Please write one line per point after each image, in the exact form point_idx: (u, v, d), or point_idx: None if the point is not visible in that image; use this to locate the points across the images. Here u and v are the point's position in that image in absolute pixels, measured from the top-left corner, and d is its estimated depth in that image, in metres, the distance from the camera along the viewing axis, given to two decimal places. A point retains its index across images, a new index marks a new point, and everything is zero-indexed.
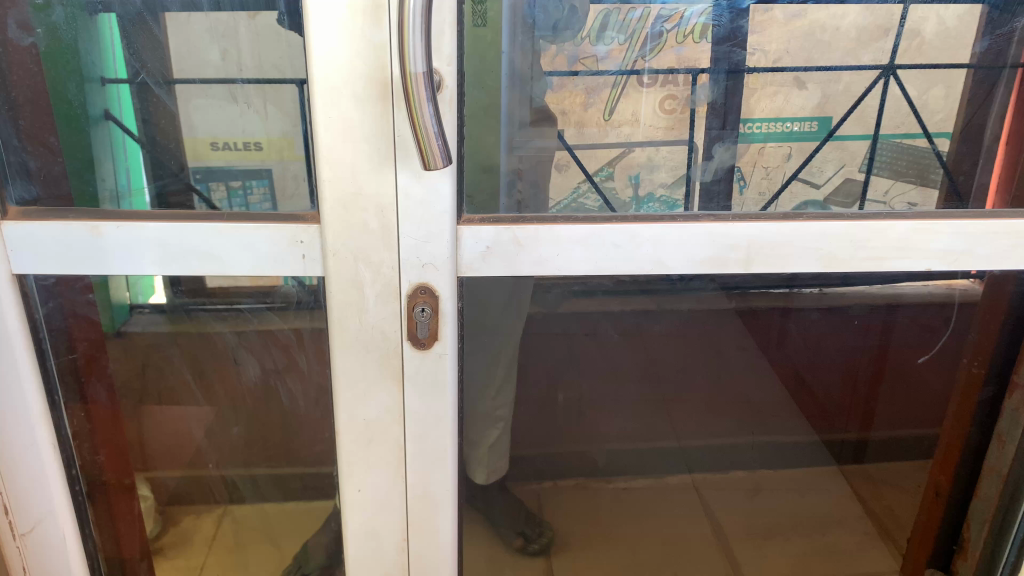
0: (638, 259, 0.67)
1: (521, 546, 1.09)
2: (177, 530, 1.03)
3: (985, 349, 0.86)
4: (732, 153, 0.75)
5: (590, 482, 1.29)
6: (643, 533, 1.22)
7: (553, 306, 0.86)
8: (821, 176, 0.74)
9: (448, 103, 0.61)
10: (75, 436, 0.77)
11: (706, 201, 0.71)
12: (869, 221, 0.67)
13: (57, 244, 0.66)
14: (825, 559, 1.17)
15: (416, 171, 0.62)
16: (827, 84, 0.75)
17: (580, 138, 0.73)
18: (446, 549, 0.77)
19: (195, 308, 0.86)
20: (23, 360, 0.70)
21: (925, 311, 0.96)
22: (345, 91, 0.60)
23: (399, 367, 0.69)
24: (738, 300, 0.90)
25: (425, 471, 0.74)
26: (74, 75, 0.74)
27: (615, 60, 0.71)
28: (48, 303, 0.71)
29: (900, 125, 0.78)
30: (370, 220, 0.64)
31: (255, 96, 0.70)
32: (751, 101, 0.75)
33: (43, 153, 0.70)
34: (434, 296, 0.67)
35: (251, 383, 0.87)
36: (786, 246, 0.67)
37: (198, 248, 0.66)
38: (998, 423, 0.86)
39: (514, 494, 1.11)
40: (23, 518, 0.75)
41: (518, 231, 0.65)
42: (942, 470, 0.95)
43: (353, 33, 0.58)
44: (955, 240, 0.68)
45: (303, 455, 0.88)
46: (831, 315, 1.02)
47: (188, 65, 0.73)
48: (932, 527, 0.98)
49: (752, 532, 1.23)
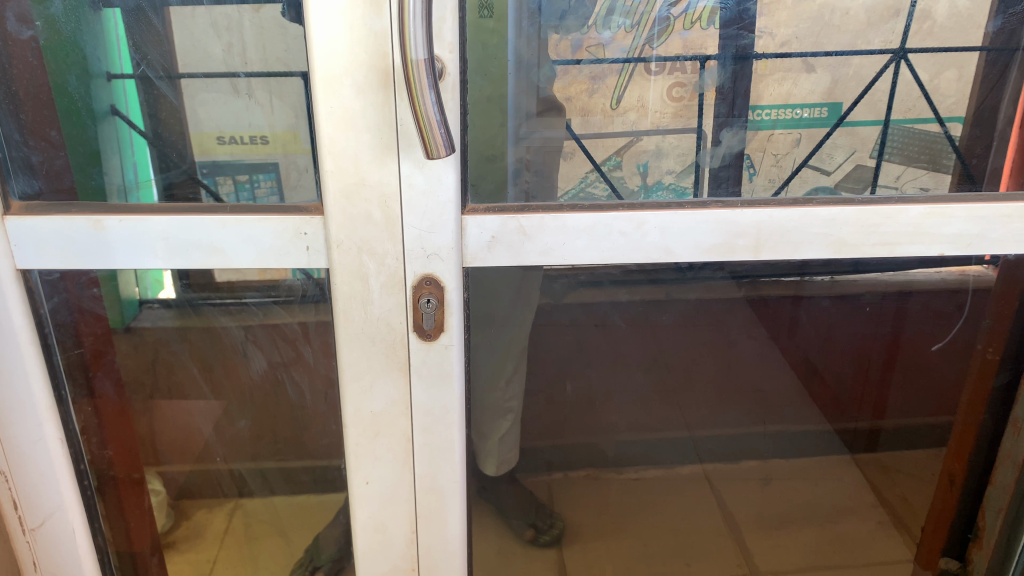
0: (645, 248, 0.66)
1: (532, 537, 1.11)
2: (190, 524, 1.04)
3: (1000, 335, 0.86)
4: (740, 138, 0.73)
5: (602, 472, 1.25)
6: (655, 524, 1.23)
7: (559, 297, 0.84)
8: (830, 162, 0.73)
9: (450, 91, 0.61)
10: (83, 431, 0.78)
11: (715, 187, 0.70)
12: (880, 206, 0.66)
13: (61, 239, 0.66)
14: (838, 549, 1.18)
15: (418, 161, 0.61)
16: (835, 67, 0.73)
17: (586, 126, 0.71)
18: (455, 542, 0.77)
19: (200, 303, 0.83)
20: (29, 356, 0.70)
21: (937, 298, 0.90)
22: (346, 81, 0.60)
23: (405, 358, 0.69)
24: (749, 288, 0.89)
25: (433, 463, 0.74)
26: (75, 69, 0.73)
27: (620, 45, 0.69)
28: (53, 298, 0.71)
29: (912, 108, 0.75)
30: (374, 211, 0.63)
31: (259, 88, 0.69)
32: (760, 87, 0.72)
33: (44, 147, 0.70)
34: (439, 287, 0.66)
35: (257, 377, 0.87)
36: (795, 231, 0.67)
37: (201, 241, 0.65)
38: (1014, 410, 0.84)
39: (525, 485, 1.10)
40: (33, 513, 0.76)
41: (523, 220, 0.65)
42: (956, 458, 0.94)
43: (353, 23, 0.58)
44: (968, 224, 0.67)
45: (311, 448, 0.89)
46: (843, 303, 0.99)
47: (192, 59, 0.71)
48: (948, 516, 0.97)
49: (764, 521, 1.24)
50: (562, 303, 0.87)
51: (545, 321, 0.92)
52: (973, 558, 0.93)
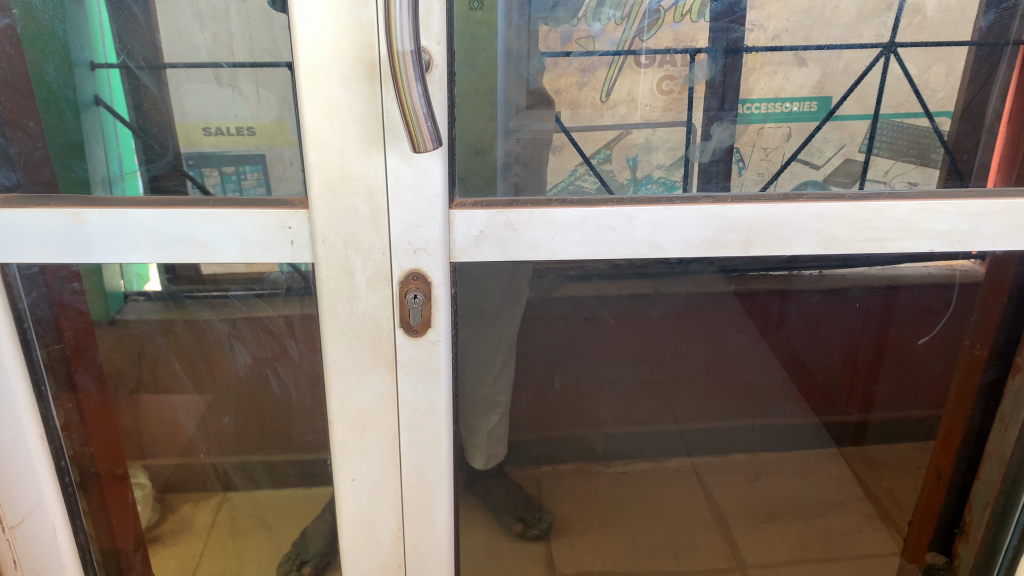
0: (636, 243, 0.66)
1: (521, 530, 1.11)
2: (175, 518, 1.03)
3: (989, 329, 0.86)
4: (730, 132, 0.72)
5: (590, 466, 1.28)
6: (643, 516, 1.24)
7: (547, 291, 0.82)
8: (820, 157, 0.72)
9: (437, 83, 0.60)
10: (64, 427, 0.77)
11: (705, 181, 0.69)
12: (872, 201, 0.66)
13: (41, 233, 0.64)
14: (826, 541, 1.18)
15: (405, 154, 0.60)
16: (826, 61, 0.72)
17: (575, 119, 0.70)
18: (444, 537, 0.77)
19: (184, 297, 0.81)
20: (10, 352, 0.69)
21: (927, 293, 0.90)
22: (331, 72, 0.59)
23: (392, 353, 0.68)
24: (738, 282, 0.89)
25: (422, 458, 0.73)
26: (55, 58, 0.72)
27: (610, 38, 0.68)
28: (32, 292, 0.70)
29: (902, 104, 0.75)
30: (360, 205, 0.62)
31: (245, 79, 0.68)
32: (750, 80, 0.72)
33: (23, 138, 0.71)
34: (426, 282, 0.65)
35: (242, 372, 0.86)
36: (786, 226, 0.66)
37: (184, 235, 0.64)
38: (1001, 406, 0.86)
39: (512, 478, 1.12)
40: (12, 511, 0.75)
41: (511, 214, 0.64)
42: (944, 454, 0.96)
43: (339, 12, 0.57)
44: (959, 219, 0.67)
45: (298, 443, 0.88)
46: (831, 298, 0.99)
47: (177, 50, 0.70)
48: (932, 510, 0.99)
49: (752, 514, 1.25)
50: (552, 297, 0.85)
51: (534, 316, 0.90)
52: (961, 553, 0.93)
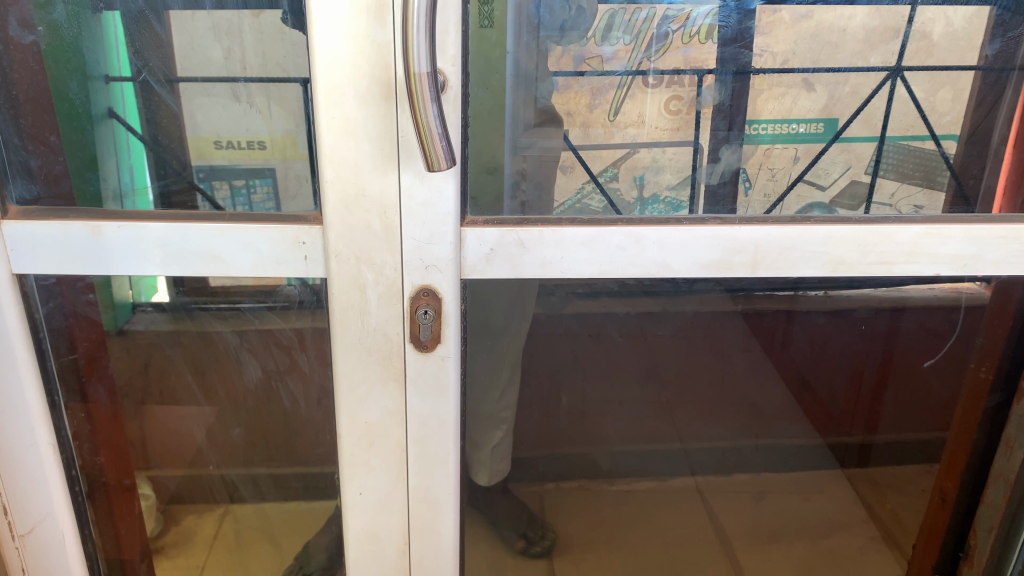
0: (643, 262, 0.67)
1: (521, 547, 1.09)
2: (180, 529, 1.02)
3: (993, 353, 0.86)
4: (738, 155, 0.73)
5: (592, 483, 1.25)
6: (645, 538, 1.20)
7: (558, 308, 0.84)
8: (827, 178, 0.73)
9: (452, 103, 0.61)
10: (75, 437, 0.77)
11: (712, 204, 0.70)
12: (878, 225, 0.67)
13: (58, 244, 0.65)
14: (829, 564, 1.16)
15: (418, 172, 0.62)
16: (833, 86, 0.74)
17: (585, 138, 0.72)
18: (448, 552, 0.77)
19: (195, 308, 0.82)
20: (23, 361, 0.70)
21: (933, 315, 0.94)
22: (348, 90, 0.60)
23: (401, 368, 0.69)
24: (743, 302, 0.89)
25: (428, 473, 0.73)
26: (77, 75, 0.72)
27: (620, 61, 0.70)
28: (48, 302, 0.71)
29: (911, 127, 0.75)
30: (373, 221, 0.63)
31: (258, 94, 0.69)
32: (757, 103, 0.73)
33: (45, 152, 0.70)
34: (436, 298, 0.66)
35: (252, 384, 0.87)
36: (793, 249, 0.67)
37: (199, 248, 0.65)
38: (1006, 429, 0.85)
39: (515, 495, 1.10)
40: (23, 519, 0.75)
41: (521, 233, 0.65)
42: (948, 475, 0.95)
43: (356, 33, 0.58)
44: (965, 244, 0.68)
45: (303, 454, 0.88)
46: (837, 318, 0.99)
47: (191, 63, 0.72)
48: (938, 534, 0.98)
49: (752, 535, 1.22)
50: (560, 314, 0.86)
51: (541, 332, 0.91)
52: None
